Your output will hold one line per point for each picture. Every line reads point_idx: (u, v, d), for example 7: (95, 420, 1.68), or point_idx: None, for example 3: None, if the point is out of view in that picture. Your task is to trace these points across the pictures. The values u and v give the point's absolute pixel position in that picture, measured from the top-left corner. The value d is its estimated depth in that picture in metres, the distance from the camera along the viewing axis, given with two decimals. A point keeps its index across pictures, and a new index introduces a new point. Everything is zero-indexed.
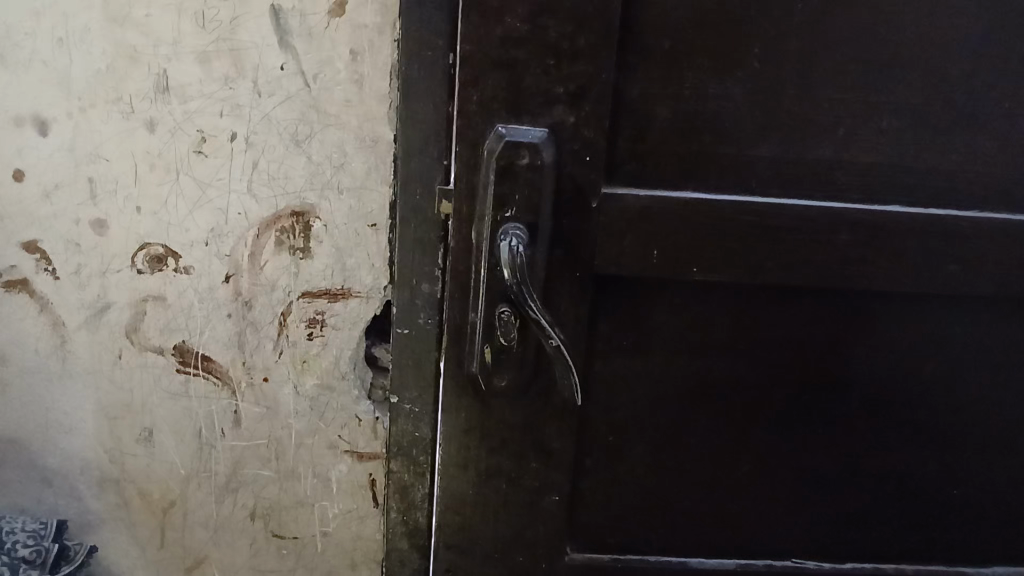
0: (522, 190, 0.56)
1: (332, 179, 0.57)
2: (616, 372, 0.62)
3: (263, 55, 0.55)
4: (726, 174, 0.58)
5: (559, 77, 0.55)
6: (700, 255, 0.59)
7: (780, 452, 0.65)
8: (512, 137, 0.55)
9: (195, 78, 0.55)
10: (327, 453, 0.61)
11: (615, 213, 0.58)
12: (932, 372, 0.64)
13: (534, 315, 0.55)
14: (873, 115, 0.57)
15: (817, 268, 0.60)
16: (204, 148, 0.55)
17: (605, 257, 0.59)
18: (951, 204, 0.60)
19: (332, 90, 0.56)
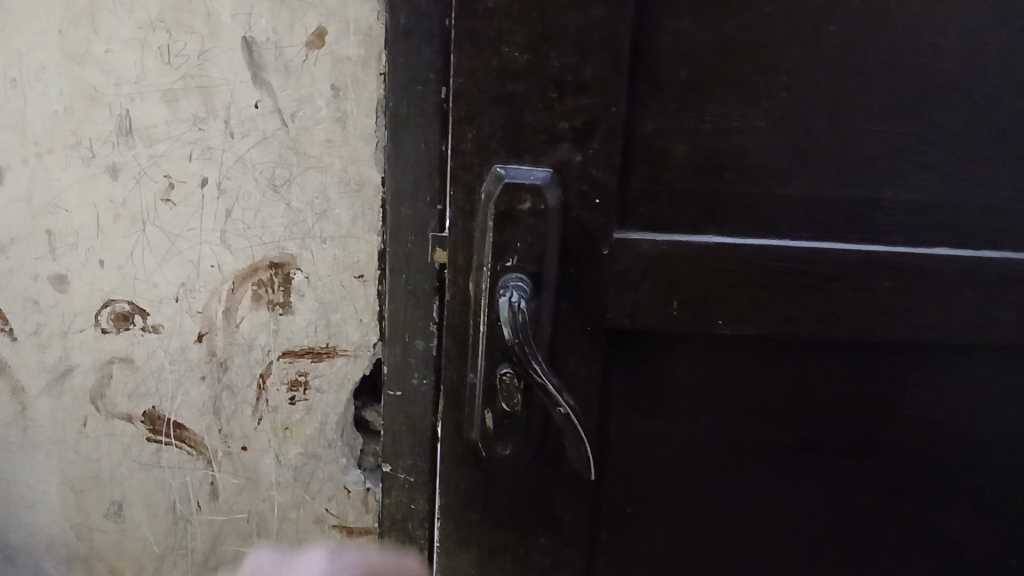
0: (524, 238, 0.49)
1: (314, 227, 0.51)
2: (635, 436, 0.55)
3: (235, 93, 0.49)
4: (752, 214, 0.51)
5: (565, 112, 0.47)
6: (725, 305, 0.51)
7: (819, 524, 0.58)
8: (511, 180, 0.48)
9: (161, 120, 0.50)
10: (313, 528, 0.57)
11: (628, 260, 0.50)
12: (988, 431, 0.56)
13: (541, 379, 0.48)
14: (918, 150, 0.50)
15: (858, 319, 0.52)
16: (171, 195, 0.51)
17: (618, 311, 0.51)
18: (1010, 249, 0.52)
19: (312, 129, 0.50)
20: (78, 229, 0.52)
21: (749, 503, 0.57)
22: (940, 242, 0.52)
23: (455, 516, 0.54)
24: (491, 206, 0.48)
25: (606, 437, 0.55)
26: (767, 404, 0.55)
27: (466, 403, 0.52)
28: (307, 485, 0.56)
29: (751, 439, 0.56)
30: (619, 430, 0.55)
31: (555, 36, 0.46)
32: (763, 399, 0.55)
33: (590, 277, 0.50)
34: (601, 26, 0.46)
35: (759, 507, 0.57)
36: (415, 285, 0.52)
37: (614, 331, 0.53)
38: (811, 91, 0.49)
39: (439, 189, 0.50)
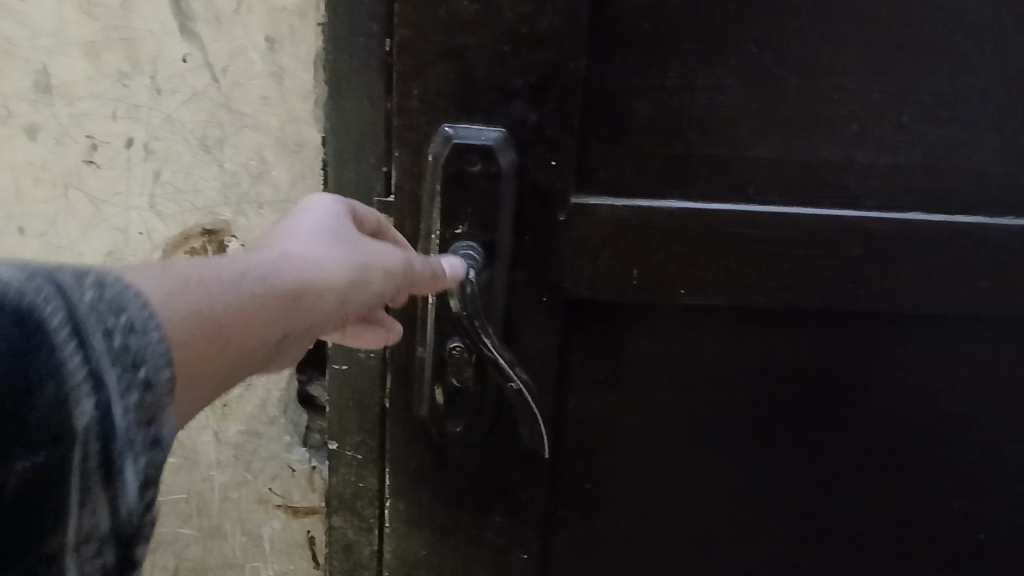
0: (474, 202, 0.45)
1: (250, 191, 0.48)
2: (594, 412, 0.53)
3: (162, 45, 0.46)
4: (717, 178, 0.48)
5: (518, 67, 0.44)
6: (688, 274, 0.49)
7: (785, 501, 0.56)
8: (461, 142, 0.45)
9: (82, 75, 0.46)
10: (256, 508, 0.55)
11: (586, 227, 0.48)
12: (960, 405, 0.55)
13: (493, 355, 0.45)
14: (893, 109, 0.48)
15: (827, 288, 0.50)
16: (95, 157, 0.48)
17: (576, 281, 0.48)
18: (987, 214, 0.50)
19: (245, 86, 0.46)
20: None
21: (713, 479, 0.55)
22: (914, 207, 0.49)
23: (405, 497, 0.52)
24: (441, 170, 0.45)
25: (566, 413, 0.53)
26: (733, 378, 0.53)
27: (415, 378, 0.49)
28: (249, 464, 0.54)
29: (716, 414, 0.53)
30: (578, 405, 0.52)
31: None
32: (729, 372, 0.53)
33: (546, 245, 0.48)
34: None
35: (724, 484, 0.55)
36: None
37: (573, 301, 0.50)
38: (781, 45, 0.46)
39: (386, 151, 0.46)
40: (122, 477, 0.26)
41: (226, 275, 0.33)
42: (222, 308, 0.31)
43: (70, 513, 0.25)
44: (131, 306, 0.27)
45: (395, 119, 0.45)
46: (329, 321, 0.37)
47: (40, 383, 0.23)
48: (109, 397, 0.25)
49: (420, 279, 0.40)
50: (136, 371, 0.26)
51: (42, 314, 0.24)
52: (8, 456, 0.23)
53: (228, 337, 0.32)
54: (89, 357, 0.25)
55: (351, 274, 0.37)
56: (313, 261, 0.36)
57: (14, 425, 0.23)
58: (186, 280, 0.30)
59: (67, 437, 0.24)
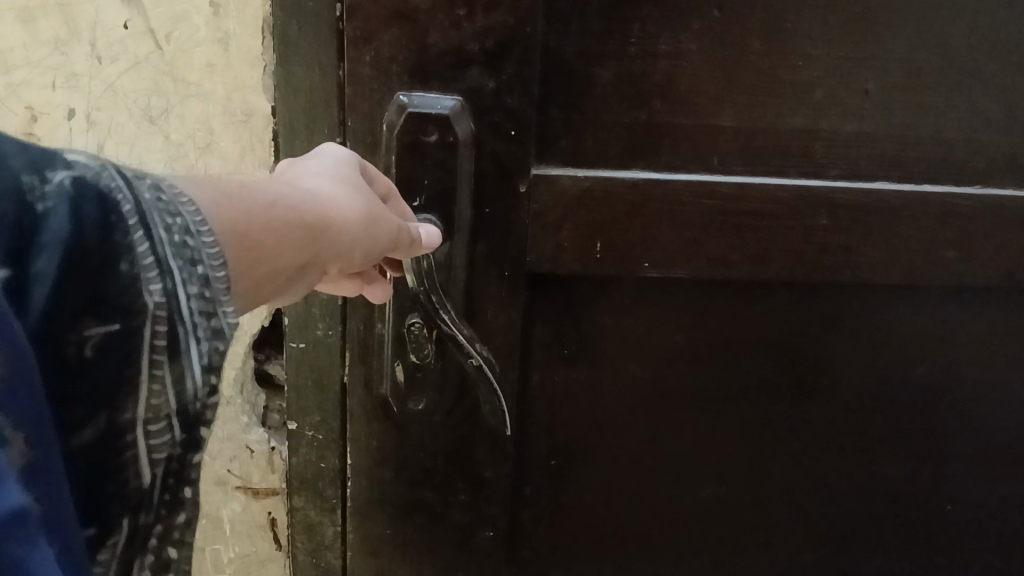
0: (432, 173, 0.44)
1: (198, 163, 0.46)
2: (558, 387, 0.52)
3: (101, 10, 0.44)
4: (681, 148, 0.47)
5: (472, 31, 0.42)
6: (653, 246, 0.47)
7: (753, 476, 0.55)
8: (415, 111, 0.43)
9: (18, 42, 0.44)
10: (215, 490, 0.53)
11: (546, 199, 0.46)
12: (926, 375, 0.54)
13: (451, 331, 0.45)
14: (859, 75, 0.47)
15: (793, 260, 0.49)
16: (35, 128, 0.46)
17: (537, 256, 0.47)
18: (952, 183, 0.49)
19: (189, 53, 0.44)
20: None
21: (679, 453, 0.54)
22: (880, 176, 0.49)
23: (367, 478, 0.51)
24: (396, 139, 0.43)
25: (529, 391, 0.51)
26: (698, 352, 0.52)
27: (371, 356, 0.48)
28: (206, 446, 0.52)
29: (681, 390, 0.53)
30: (541, 383, 0.51)
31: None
32: (694, 347, 0.52)
33: (506, 218, 0.46)
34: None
35: (691, 460, 0.54)
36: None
37: (534, 276, 0.48)
38: (744, 10, 0.45)
39: (337, 122, 0.44)
40: (188, 360, 0.25)
41: (266, 196, 0.30)
42: (264, 227, 0.29)
43: (139, 388, 0.25)
44: (189, 201, 0.26)
45: (347, 86, 0.43)
46: (344, 264, 0.35)
47: (113, 260, 0.24)
48: (177, 284, 0.25)
49: (402, 244, 0.39)
50: (195, 267, 0.25)
51: (115, 199, 0.24)
52: (77, 321, 0.23)
53: (270, 260, 0.29)
54: (156, 239, 0.24)
55: (370, 222, 0.35)
56: (337, 199, 0.34)
57: (93, 295, 0.23)
58: (235, 189, 0.28)
59: (138, 317, 0.24)
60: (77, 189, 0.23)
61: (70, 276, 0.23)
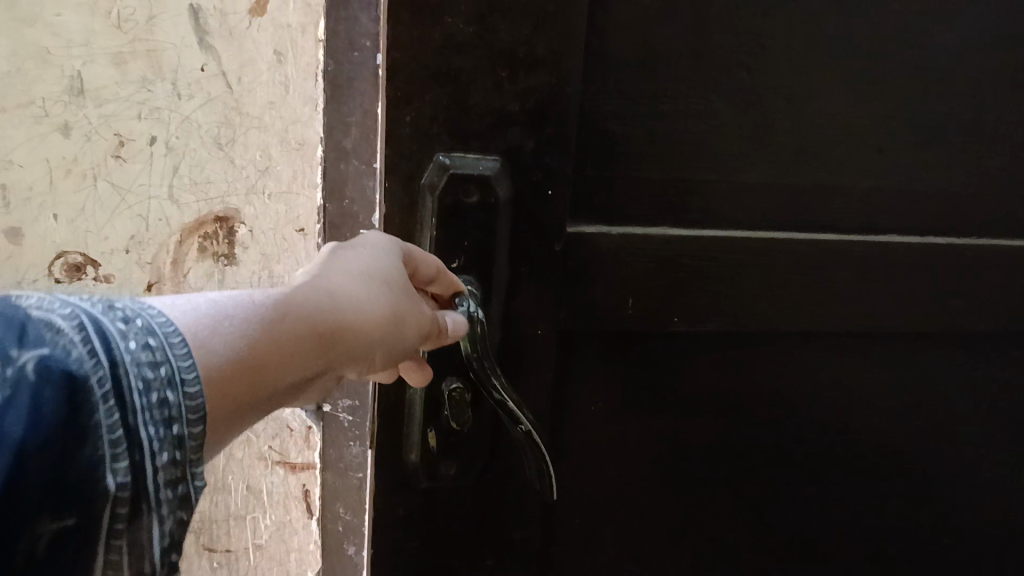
0: (477, 233, 0.51)
1: (258, 184, 0.55)
2: (595, 409, 0.60)
3: (182, 56, 0.52)
4: (707, 206, 0.57)
5: (513, 94, 0.49)
6: (680, 295, 0.58)
7: (727, 471, 0.65)
8: (457, 172, 0.49)
9: (111, 81, 0.53)
10: (258, 465, 0.61)
11: (576, 258, 0.54)
12: (899, 387, 0.69)
13: (500, 396, 0.50)
14: (821, 131, 0.58)
15: (801, 298, 0.61)
16: (121, 152, 0.54)
17: (564, 308, 0.55)
18: (875, 218, 0.61)
19: (255, 92, 0.54)
20: (30, 184, 0.54)
21: (694, 456, 0.64)
22: (818, 210, 0.60)
23: (412, 514, 0.56)
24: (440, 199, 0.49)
25: (556, 407, 0.59)
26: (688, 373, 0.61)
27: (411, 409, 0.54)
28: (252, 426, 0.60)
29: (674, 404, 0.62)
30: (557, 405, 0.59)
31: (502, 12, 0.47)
32: (712, 369, 0.62)
33: (540, 271, 0.53)
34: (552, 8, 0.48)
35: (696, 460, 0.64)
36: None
37: (558, 325, 0.56)
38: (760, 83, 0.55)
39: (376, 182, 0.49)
40: (145, 523, 0.30)
41: (283, 316, 0.36)
42: (267, 353, 0.35)
43: (98, 560, 0.28)
44: (167, 353, 0.31)
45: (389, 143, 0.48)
46: (365, 360, 0.41)
47: (81, 444, 0.28)
48: (142, 454, 0.29)
49: (430, 331, 0.45)
50: (161, 432, 0.30)
51: (85, 380, 0.28)
52: (42, 510, 0.26)
53: (267, 381, 0.35)
54: (123, 417, 0.29)
55: (395, 321, 0.42)
56: (368, 303, 0.40)
57: (58, 480, 0.27)
58: (242, 318, 0.34)
59: (101, 495, 0.28)
60: (43, 379, 0.27)
61: (33, 472, 0.26)
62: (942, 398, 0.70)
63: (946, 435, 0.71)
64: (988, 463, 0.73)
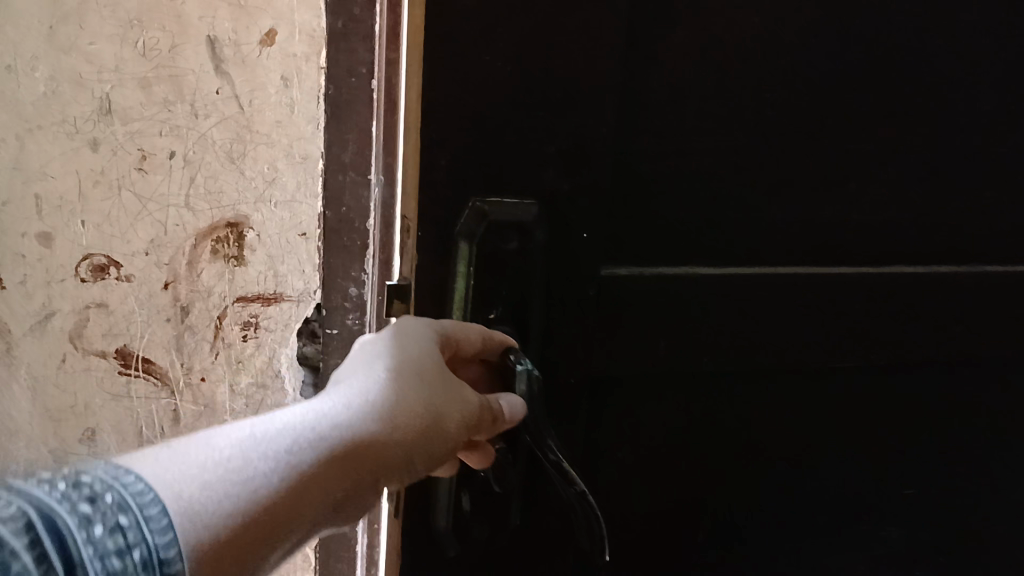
0: (518, 275, 0.57)
1: (266, 193, 0.62)
2: (626, 427, 0.66)
3: (200, 80, 0.60)
4: (727, 242, 0.63)
5: (544, 145, 0.54)
6: (705, 329, 0.64)
7: (722, 480, 0.70)
8: (495, 218, 0.54)
9: (137, 102, 0.60)
10: None
11: (592, 292, 0.59)
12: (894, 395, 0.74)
13: (555, 456, 0.56)
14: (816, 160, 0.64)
15: (808, 320, 0.67)
16: (143, 165, 0.61)
17: (582, 341, 0.60)
18: (849, 244, 0.67)
19: (265, 113, 0.61)
20: (63, 194, 0.61)
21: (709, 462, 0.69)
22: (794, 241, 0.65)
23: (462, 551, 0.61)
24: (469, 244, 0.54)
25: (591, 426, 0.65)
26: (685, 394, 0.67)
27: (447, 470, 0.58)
28: (257, 411, 0.67)
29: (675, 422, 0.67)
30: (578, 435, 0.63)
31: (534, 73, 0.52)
32: (728, 386, 0.68)
33: (565, 310, 0.59)
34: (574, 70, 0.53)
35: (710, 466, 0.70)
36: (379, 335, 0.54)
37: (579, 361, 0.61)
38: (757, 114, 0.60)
39: (410, 230, 0.53)
40: None
41: (301, 444, 0.40)
42: (286, 489, 0.38)
43: None
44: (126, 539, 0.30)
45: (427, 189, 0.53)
46: (397, 467, 0.46)
47: None
48: None
49: (473, 417, 0.51)
50: None
51: None
52: None
53: (280, 527, 0.38)
54: None
55: (422, 411, 0.48)
56: (388, 410, 0.46)
57: None
58: (258, 448, 0.38)
59: None
60: None
61: None
62: (926, 410, 0.76)
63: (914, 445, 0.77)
64: (955, 469, 0.80)
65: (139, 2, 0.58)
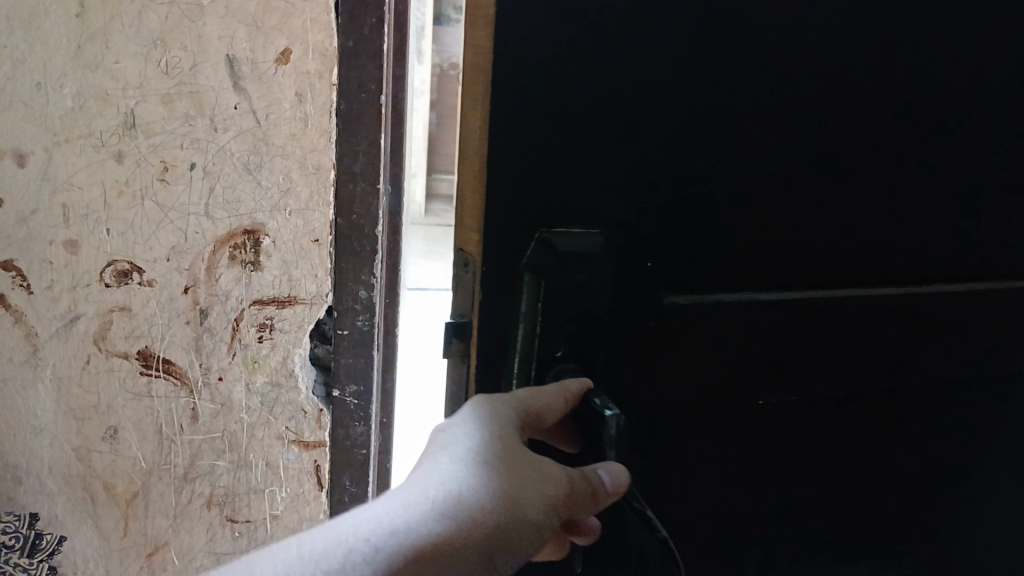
0: (575, 309, 0.51)
1: (281, 202, 0.66)
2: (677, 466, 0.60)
3: (220, 96, 0.63)
4: (786, 263, 0.56)
5: (608, 165, 0.49)
6: (770, 365, 0.57)
7: (758, 501, 0.65)
8: (561, 248, 0.49)
9: (159, 117, 0.63)
10: (275, 443, 0.71)
11: (666, 326, 0.53)
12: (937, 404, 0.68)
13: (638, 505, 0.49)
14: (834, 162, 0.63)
15: (867, 339, 0.60)
16: (166, 176, 0.65)
17: (656, 383, 0.55)
18: None
19: (280, 126, 0.64)
20: (89, 204, 0.65)
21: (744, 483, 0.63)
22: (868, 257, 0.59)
23: None
24: (540, 279, 0.49)
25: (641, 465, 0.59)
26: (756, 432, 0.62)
27: None
28: (272, 408, 0.70)
29: (743, 462, 0.62)
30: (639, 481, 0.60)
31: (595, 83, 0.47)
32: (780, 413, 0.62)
33: (633, 347, 0.53)
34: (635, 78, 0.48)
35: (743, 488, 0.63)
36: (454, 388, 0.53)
37: (651, 403, 0.56)
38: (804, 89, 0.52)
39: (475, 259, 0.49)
40: None
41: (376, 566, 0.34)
42: None
43: None
44: None
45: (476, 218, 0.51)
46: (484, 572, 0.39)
47: None
48: None
49: (574, 497, 0.43)
50: None
51: None
52: None
53: None
54: None
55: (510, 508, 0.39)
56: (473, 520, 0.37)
57: None
58: None
59: None
60: None
61: None
62: (970, 416, 0.70)
63: (962, 467, 0.72)
64: (997, 480, 0.74)
65: (163, 23, 0.62)
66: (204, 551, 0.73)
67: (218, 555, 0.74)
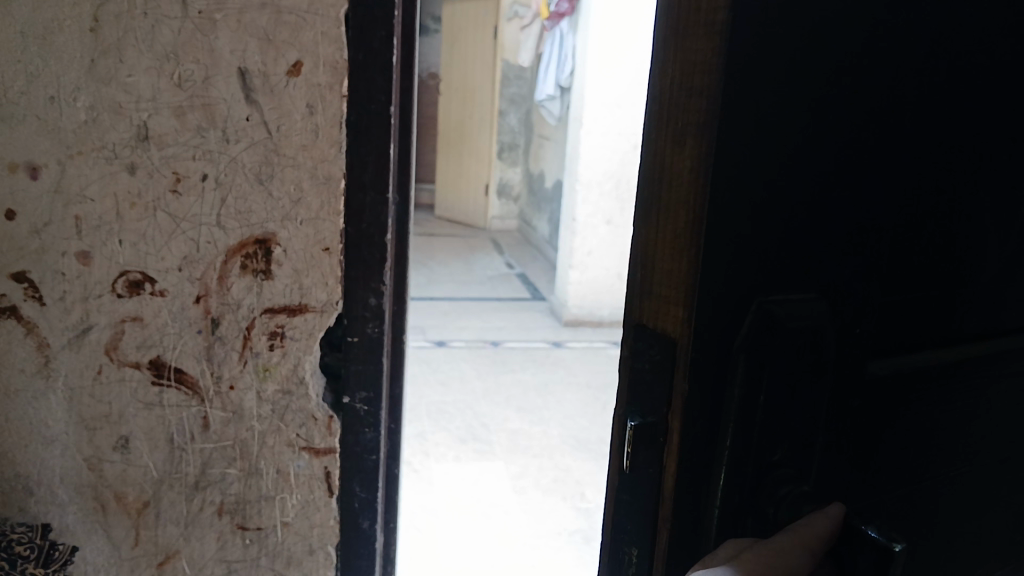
0: (780, 371, 0.36)
1: (292, 212, 0.67)
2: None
3: (232, 108, 0.64)
4: (985, 288, 0.42)
5: (828, 217, 0.35)
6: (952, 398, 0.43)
7: None
8: (787, 327, 0.35)
9: (171, 129, 0.64)
10: (286, 450, 0.72)
11: (880, 402, 0.40)
12: None
13: None
14: None
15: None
16: (178, 187, 0.65)
17: (862, 460, 0.41)
18: None
19: (291, 137, 0.65)
20: (101, 215, 0.65)
21: None
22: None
23: None
24: (754, 375, 0.35)
25: None
26: (948, 533, 0.46)
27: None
28: (283, 415, 0.71)
29: None
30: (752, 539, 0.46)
31: (827, 114, 0.34)
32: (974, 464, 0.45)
33: (844, 439, 0.39)
34: (866, 104, 0.35)
35: None
36: (630, 539, 0.37)
37: (872, 506, 0.42)
38: None
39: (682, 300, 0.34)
40: None
41: None
42: None
43: None
44: None
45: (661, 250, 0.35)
46: None
47: None
48: None
49: None
50: None
51: None
52: None
53: None
54: None
55: None
56: None
57: None
58: None
59: None
60: None
61: None
62: None
63: None
64: None
65: (175, 37, 0.63)
66: (214, 559, 0.74)
67: (228, 564, 0.74)
